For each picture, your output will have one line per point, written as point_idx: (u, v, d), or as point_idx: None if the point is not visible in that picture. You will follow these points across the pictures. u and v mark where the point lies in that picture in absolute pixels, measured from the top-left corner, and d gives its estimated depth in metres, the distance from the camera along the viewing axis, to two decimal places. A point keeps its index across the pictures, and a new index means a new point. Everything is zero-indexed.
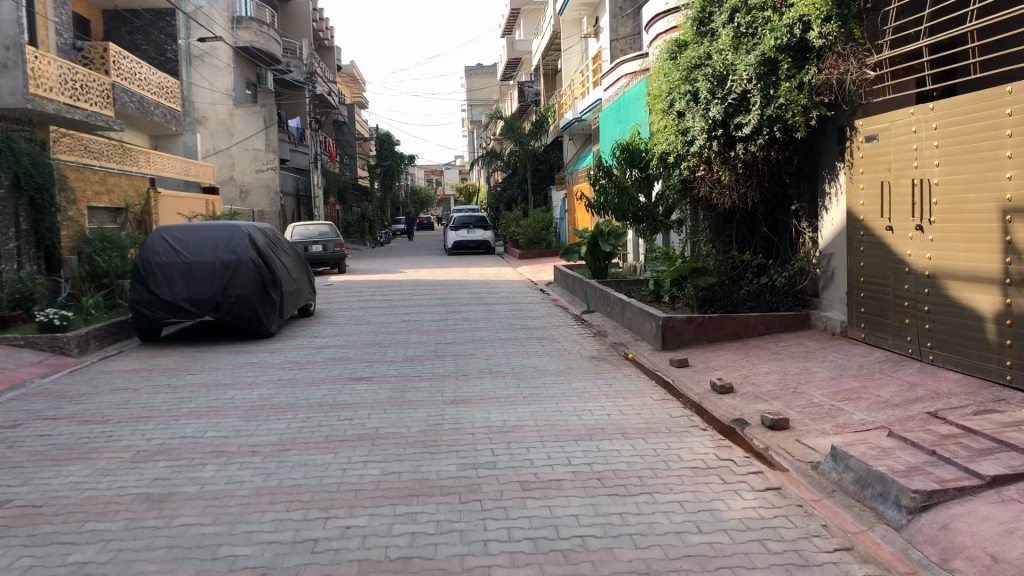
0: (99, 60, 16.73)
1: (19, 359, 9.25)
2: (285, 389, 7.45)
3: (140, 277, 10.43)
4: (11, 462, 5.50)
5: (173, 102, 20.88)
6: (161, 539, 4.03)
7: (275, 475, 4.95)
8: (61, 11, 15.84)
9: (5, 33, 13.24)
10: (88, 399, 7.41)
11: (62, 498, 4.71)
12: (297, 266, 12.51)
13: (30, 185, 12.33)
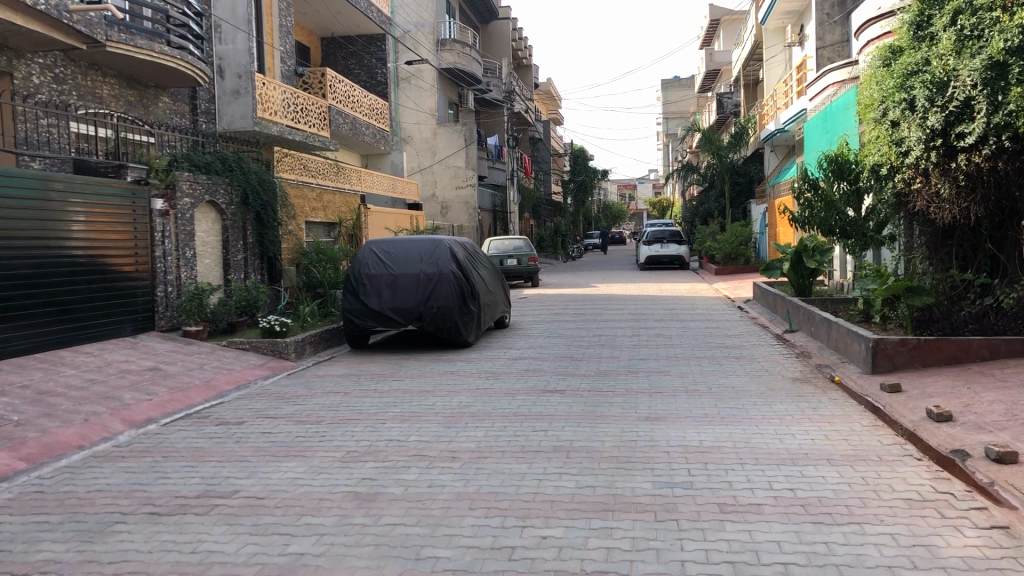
0: (317, 84, 17.95)
1: (245, 361, 10.08)
2: (482, 398, 7.66)
3: (351, 287, 11.15)
4: (238, 456, 5.98)
5: (382, 122, 22.07)
6: (369, 536, 4.25)
7: (474, 481, 5.10)
8: (286, 40, 17.14)
9: (238, 64, 14.51)
10: (304, 400, 7.95)
11: (281, 492, 5.07)
12: (493, 277, 12.83)
13: (256, 202, 13.39)
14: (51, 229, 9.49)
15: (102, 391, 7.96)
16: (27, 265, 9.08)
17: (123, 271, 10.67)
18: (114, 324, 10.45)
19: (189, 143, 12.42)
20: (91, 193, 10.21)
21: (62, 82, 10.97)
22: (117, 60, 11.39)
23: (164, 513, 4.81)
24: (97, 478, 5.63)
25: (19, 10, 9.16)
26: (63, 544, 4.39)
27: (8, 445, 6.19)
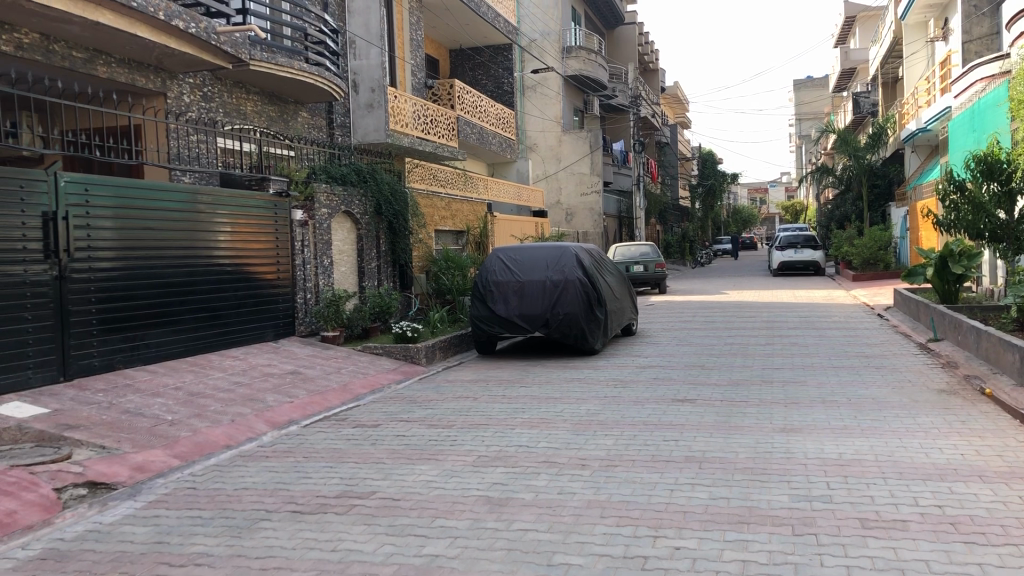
0: (446, 96, 18.35)
1: (378, 366, 10.39)
2: (611, 406, 7.63)
3: (479, 294, 11.37)
4: (374, 458, 6.17)
5: (508, 131, 22.32)
6: (502, 541, 4.30)
7: (604, 489, 5.09)
8: (416, 53, 17.60)
9: (371, 77, 14.97)
10: (436, 405, 8.13)
11: (416, 494, 5.20)
12: (620, 284, 12.77)
13: (388, 211, 13.81)
14: (201, 240, 10.05)
15: (247, 393, 8.36)
16: (179, 274, 9.65)
17: (266, 279, 11.19)
18: (257, 329, 10.98)
19: (325, 156, 12.94)
20: (237, 205, 10.73)
21: (210, 100, 11.61)
22: (260, 78, 11.97)
23: (306, 511, 5.01)
24: (243, 476, 5.92)
25: (173, 34, 9.76)
26: (214, 539, 4.63)
27: (164, 443, 6.59)
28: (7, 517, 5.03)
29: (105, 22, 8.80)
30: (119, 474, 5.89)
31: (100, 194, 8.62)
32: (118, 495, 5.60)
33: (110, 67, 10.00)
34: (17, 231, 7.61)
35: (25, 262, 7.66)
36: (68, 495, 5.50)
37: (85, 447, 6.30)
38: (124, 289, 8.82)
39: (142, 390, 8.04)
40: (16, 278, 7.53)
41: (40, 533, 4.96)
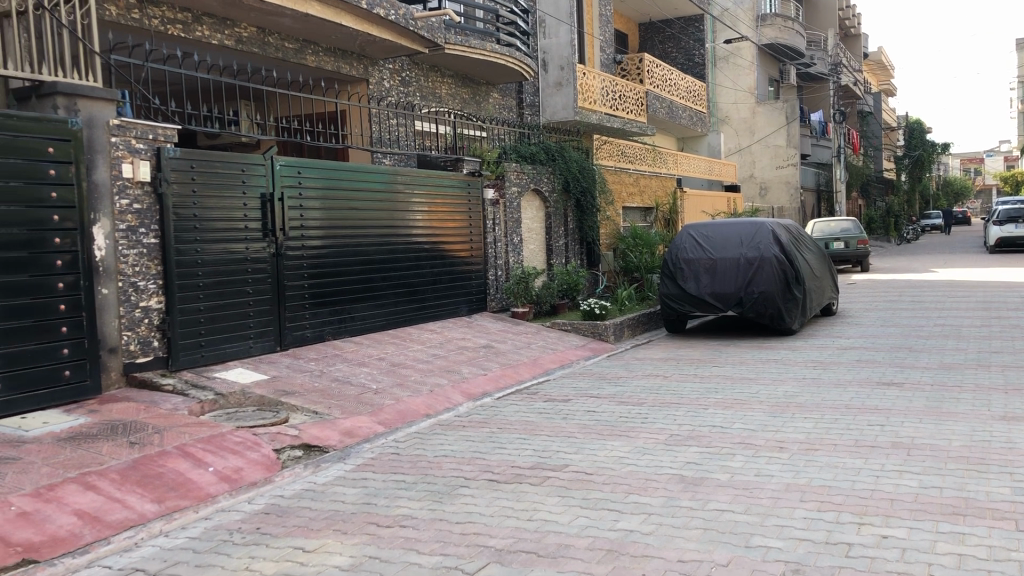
0: (635, 71, 18.18)
1: (568, 342, 10.51)
2: (810, 388, 7.36)
3: (669, 272, 11.31)
4: (566, 432, 6.27)
5: (699, 104, 21.84)
6: (697, 520, 4.26)
7: (804, 473, 4.92)
8: (605, 29, 17.56)
9: (561, 55, 15.01)
10: (626, 382, 8.14)
11: (609, 469, 5.24)
12: (819, 261, 12.25)
13: (577, 188, 13.91)
14: (401, 219, 10.51)
15: (444, 365, 8.71)
16: (380, 251, 10.15)
17: (460, 256, 11.57)
18: (452, 304, 11.40)
19: (516, 135, 13.15)
20: (434, 185, 11.13)
21: (408, 84, 12.09)
22: (454, 61, 12.32)
23: (502, 480, 5.16)
24: (443, 444, 6.18)
25: (374, 21, 10.19)
26: (417, 502, 4.87)
27: (369, 410, 6.98)
28: (234, 473, 5.52)
29: (313, 13, 9.32)
30: (330, 438, 6.30)
31: (310, 176, 9.16)
32: (330, 457, 6.01)
33: (317, 56, 10.60)
34: (240, 212, 8.24)
35: (246, 240, 8.31)
36: (287, 456, 5.96)
37: (300, 412, 6.78)
38: (332, 265, 9.39)
39: (349, 360, 8.56)
40: (238, 255, 8.19)
41: (262, 489, 5.41)
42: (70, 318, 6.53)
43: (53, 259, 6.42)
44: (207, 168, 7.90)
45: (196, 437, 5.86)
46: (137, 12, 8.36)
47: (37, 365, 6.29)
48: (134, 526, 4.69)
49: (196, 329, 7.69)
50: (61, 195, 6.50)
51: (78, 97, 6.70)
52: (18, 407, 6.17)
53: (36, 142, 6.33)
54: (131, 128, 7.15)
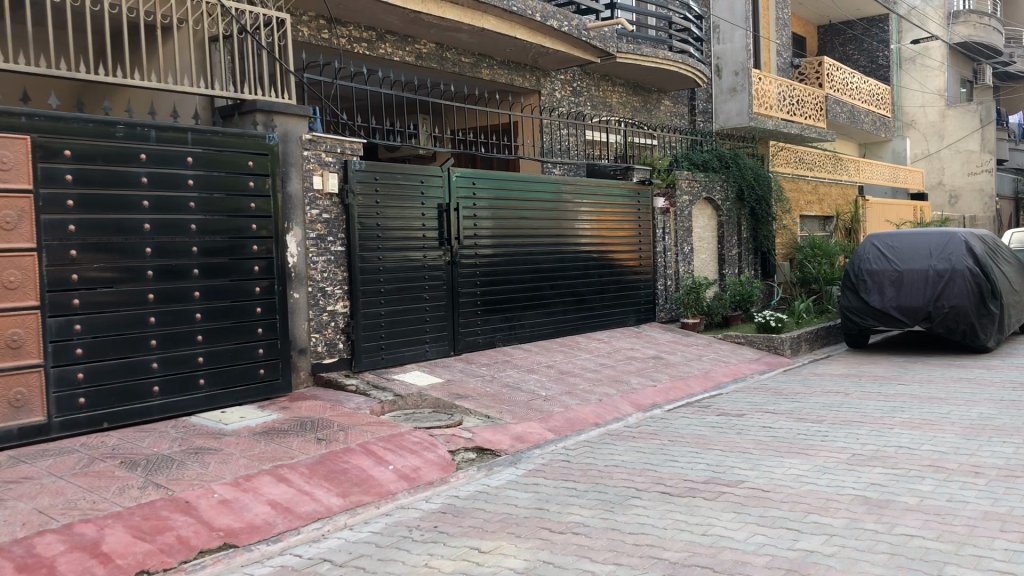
0: (814, 75, 17.56)
1: (741, 355, 10.25)
2: (1010, 411, 6.84)
3: (851, 284, 10.83)
4: (740, 447, 6.12)
5: (882, 108, 20.83)
6: (884, 544, 4.06)
7: (1003, 501, 4.59)
8: (782, 33, 17.06)
9: (736, 61, 14.70)
10: (804, 398, 7.85)
11: (787, 487, 5.08)
12: (1019, 275, 11.39)
13: (751, 197, 13.58)
14: (571, 228, 10.60)
15: (614, 374, 8.70)
16: (550, 259, 10.27)
17: (629, 265, 11.54)
18: (621, 314, 11.40)
19: (688, 143, 12.98)
20: (603, 194, 11.15)
21: (579, 95, 12.19)
22: (626, 70, 12.33)
23: (675, 493, 5.11)
24: (613, 454, 6.18)
25: (549, 33, 10.34)
26: (589, 510, 4.90)
27: (540, 417, 7.07)
28: (413, 472, 5.73)
29: (489, 27, 9.58)
30: (503, 442, 6.43)
31: (484, 186, 9.39)
32: (502, 461, 6.13)
33: (492, 69, 10.87)
34: (418, 221, 8.56)
35: (424, 248, 8.62)
36: (461, 457, 6.13)
37: (473, 416, 6.96)
38: (504, 274, 9.59)
39: (520, 366, 8.72)
40: (416, 263, 8.52)
41: (439, 489, 5.59)
42: (265, 320, 7.00)
43: (251, 264, 6.90)
44: (389, 180, 8.26)
45: (377, 436, 6.14)
46: (326, 32, 8.83)
47: (236, 363, 6.78)
48: (322, 518, 4.97)
49: (376, 333, 8.06)
50: (259, 206, 6.97)
51: (275, 114, 7.16)
52: (219, 401, 6.67)
53: (237, 156, 6.81)
54: (321, 142, 7.58)
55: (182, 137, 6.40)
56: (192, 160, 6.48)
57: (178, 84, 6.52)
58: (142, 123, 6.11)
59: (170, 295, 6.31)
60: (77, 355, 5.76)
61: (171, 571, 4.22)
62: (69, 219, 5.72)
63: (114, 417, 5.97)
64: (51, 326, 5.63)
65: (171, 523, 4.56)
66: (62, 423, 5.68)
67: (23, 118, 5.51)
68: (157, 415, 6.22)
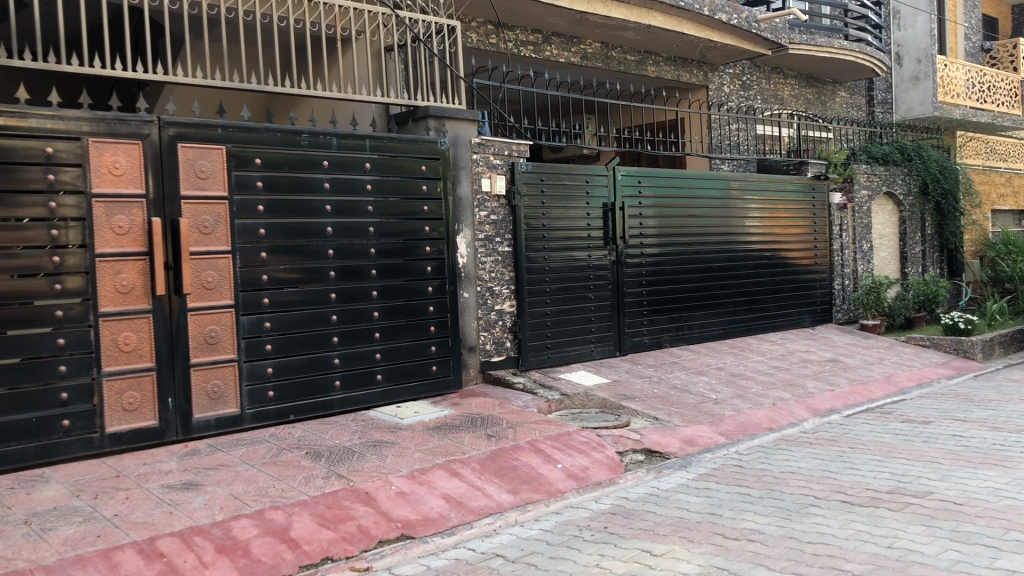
0: (1007, 58, 16.38)
1: (926, 358, 9.69)
2: None
3: None
4: (928, 457, 5.77)
5: None
6: None
7: None
8: (971, 15, 15.99)
9: (918, 47, 13.89)
10: (999, 405, 7.32)
11: (983, 501, 4.74)
12: None
13: (936, 191, 12.82)
14: (740, 226, 10.32)
15: (787, 378, 8.40)
16: (718, 259, 10.05)
17: (803, 264, 11.12)
18: (795, 314, 11.01)
19: (867, 135, 12.40)
20: (775, 190, 10.79)
21: (749, 88, 11.87)
22: (798, 61, 11.90)
23: (857, 503, 4.87)
24: (788, 460, 5.97)
25: (717, 27, 10.14)
26: (765, 517, 4.75)
27: (710, 420, 6.93)
28: (581, 472, 5.74)
29: (656, 24, 9.49)
30: (672, 444, 6.34)
31: (651, 185, 9.29)
32: (672, 464, 6.05)
33: (658, 66, 10.77)
34: (584, 221, 8.58)
35: (590, 248, 8.64)
36: (630, 459, 6.10)
37: (641, 417, 6.91)
38: (670, 273, 9.47)
39: (688, 367, 8.58)
40: (582, 262, 8.55)
41: (608, 489, 5.58)
42: (437, 318, 7.20)
43: (423, 265, 7.12)
44: (555, 180, 8.32)
45: (546, 434, 6.20)
46: (495, 37, 8.98)
47: (410, 360, 7.01)
48: (494, 514, 5.06)
49: (543, 332, 8.14)
50: (431, 209, 7.18)
51: (446, 119, 7.36)
52: (395, 396, 6.93)
53: (411, 160, 7.04)
54: (489, 145, 7.74)
55: (360, 144, 6.68)
56: (370, 166, 6.76)
57: (356, 93, 6.81)
58: (323, 131, 6.43)
59: (349, 294, 6.61)
60: (266, 350, 6.13)
61: (353, 558, 4.40)
62: (259, 223, 6.10)
63: (300, 409, 6.32)
64: (244, 323, 6.02)
65: (353, 512, 4.77)
66: (253, 415, 6.08)
67: (220, 130, 5.89)
68: (338, 408, 6.54)
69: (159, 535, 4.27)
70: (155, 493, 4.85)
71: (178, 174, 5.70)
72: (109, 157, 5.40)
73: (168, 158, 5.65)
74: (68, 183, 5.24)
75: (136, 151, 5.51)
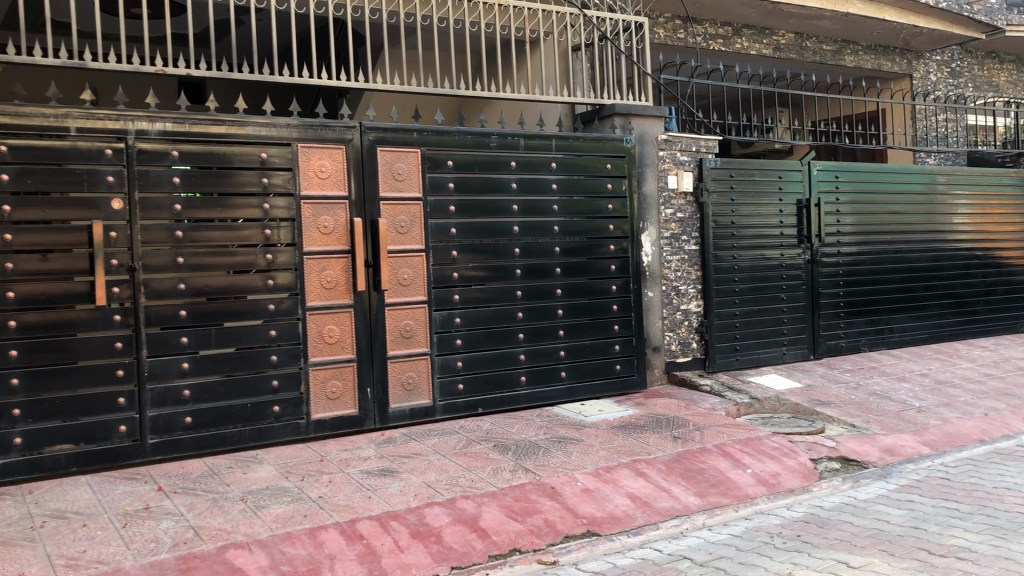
0: None
1: None
2: None
3: None
4: None
5: None
6: None
7: None
8: None
9: None
10: None
11: None
12: None
13: None
14: (948, 224, 9.65)
15: (1001, 387, 7.78)
16: (922, 258, 9.44)
17: (1020, 264, 10.27)
18: (1010, 318, 10.19)
19: None
20: (988, 184, 10.01)
21: (959, 75, 11.08)
22: (1017, 44, 10.98)
23: None
24: (1004, 475, 5.52)
25: (923, 12, 9.53)
26: (977, 535, 4.42)
27: (913, 429, 6.53)
28: (772, 477, 5.56)
29: (855, 11, 9.04)
30: (871, 453, 6.02)
31: (848, 180, 8.85)
32: (871, 474, 5.74)
33: (857, 55, 10.25)
34: (776, 219, 8.29)
35: (782, 247, 8.34)
36: (824, 466, 5.84)
37: (836, 424, 6.61)
38: (869, 274, 8.99)
39: (888, 373, 8.12)
40: (774, 262, 8.27)
41: (801, 497, 5.37)
42: (621, 317, 7.18)
43: (607, 263, 7.12)
44: (746, 177, 8.09)
45: (734, 438, 6.06)
46: (683, 32, 8.82)
47: (594, 358, 7.04)
48: (680, 516, 4.99)
49: (731, 333, 7.95)
50: (616, 207, 7.17)
51: (633, 117, 7.32)
52: (579, 393, 6.98)
53: (597, 159, 7.05)
54: (676, 142, 7.63)
55: (548, 143, 6.77)
56: (556, 166, 6.83)
57: (544, 94, 6.91)
58: (512, 132, 6.56)
59: (536, 292, 6.72)
60: (456, 345, 6.34)
61: (540, 551, 4.46)
62: (450, 223, 6.31)
63: (488, 403, 6.49)
64: (436, 318, 6.26)
65: (540, 506, 4.84)
66: (444, 407, 6.30)
67: (415, 134, 6.14)
68: (524, 404, 6.67)
69: (359, 518, 4.52)
70: (355, 478, 5.13)
71: (377, 176, 6.00)
72: (316, 161, 5.76)
73: (369, 161, 5.96)
74: (280, 186, 5.63)
75: (340, 155, 5.85)
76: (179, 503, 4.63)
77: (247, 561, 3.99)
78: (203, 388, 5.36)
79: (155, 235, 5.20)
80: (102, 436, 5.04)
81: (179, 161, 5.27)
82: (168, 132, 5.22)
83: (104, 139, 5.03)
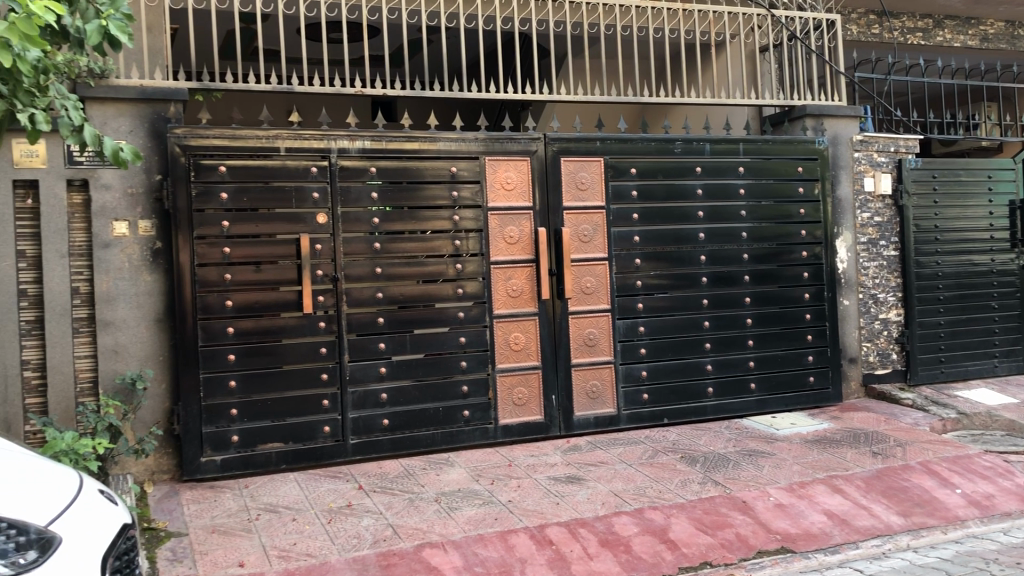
0: None
1: None
2: None
3: None
4: None
5: None
6: None
7: None
8: None
9: None
10: None
11: None
12: None
13: None
14: None
15: None
16: None
17: None
18: None
19: None
20: None
21: None
22: None
23: None
24: None
25: None
26: None
27: None
28: (985, 499, 5.17)
29: None
30: None
31: None
32: None
33: None
34: (985, 222, 7.73)
35: (993, 252, 7.77)
36: None
37: None
38: None
39: None
40: (983, 268, 7.71)
41: (1019, 522, 4.95)
42: (814, 326, 6.90)
43: (799, 270, 6.85)
44: (952, 177, 7.60)
45: (941, 456, 5.69)
46: (879, 26, 8.38)
47: (785, 369, 6.80)
48: (883, 536, 4.69)
49: (935, 344, 7.49)
50: (809, 211, 6.88)
51: (825, 117, 7.04)
52: (770, 406, 6.77)
53: (787, 162, 6.81)
54: (873, 142, 7.27)
55: (734, 148, 6.61)
56: (743, 170, 6.66)
57: (730, 98, 6.77)
58: (697, 138, 6.47)
59: (723, 300, 6.59)
60: (641, 354, 6.31)
61: (732, 566, 4.32)
62: (634, 231, 6.30)
63: (674, 414, 6.42)
64: (620, 327, 6.25)
65: (731, 520, 4.74)
66: (629, 416, 6.29)
67: (599, 143, 6.16)
68: (711, 415, 6.55)
69: (548, 523, 4.58)
70: (543, 484, 5.20)
71: (561, 186, 6.07)
72: (503, 173, 5.91)
73: (553, 172, 6.04)
74: (469, 198, 5.81)
75: (525, 166, 5.97)
76: (379, 502, 4.86)
77: (442, 560, 4.13)
78: (399, 393, 5.61)
79: (354, 247, 5.50)
80: (308, 436, 5.37)
81: (375, 177, 5.54)
82: (366, 149, 5.51)
83: (310, 158, 5.37)
